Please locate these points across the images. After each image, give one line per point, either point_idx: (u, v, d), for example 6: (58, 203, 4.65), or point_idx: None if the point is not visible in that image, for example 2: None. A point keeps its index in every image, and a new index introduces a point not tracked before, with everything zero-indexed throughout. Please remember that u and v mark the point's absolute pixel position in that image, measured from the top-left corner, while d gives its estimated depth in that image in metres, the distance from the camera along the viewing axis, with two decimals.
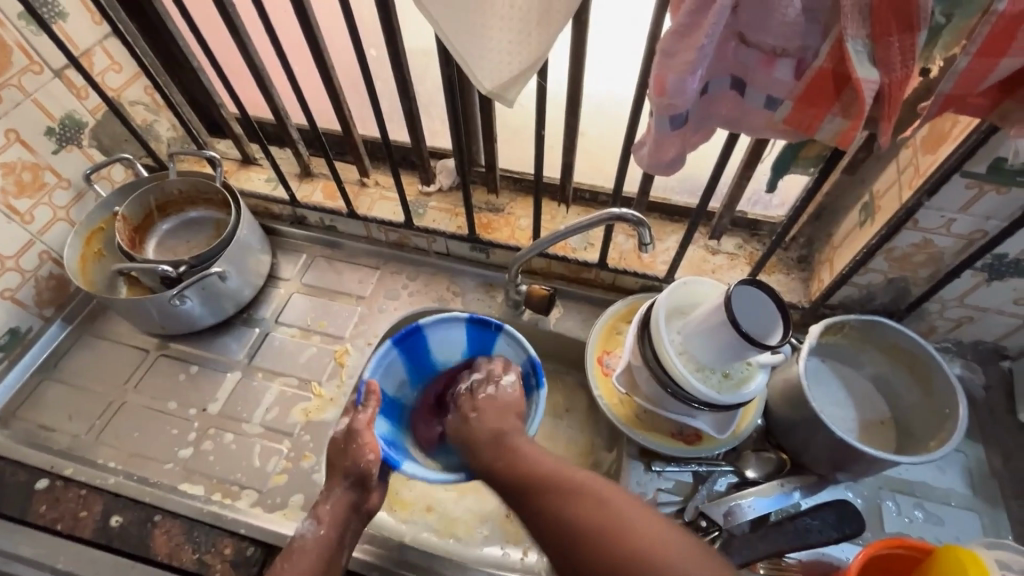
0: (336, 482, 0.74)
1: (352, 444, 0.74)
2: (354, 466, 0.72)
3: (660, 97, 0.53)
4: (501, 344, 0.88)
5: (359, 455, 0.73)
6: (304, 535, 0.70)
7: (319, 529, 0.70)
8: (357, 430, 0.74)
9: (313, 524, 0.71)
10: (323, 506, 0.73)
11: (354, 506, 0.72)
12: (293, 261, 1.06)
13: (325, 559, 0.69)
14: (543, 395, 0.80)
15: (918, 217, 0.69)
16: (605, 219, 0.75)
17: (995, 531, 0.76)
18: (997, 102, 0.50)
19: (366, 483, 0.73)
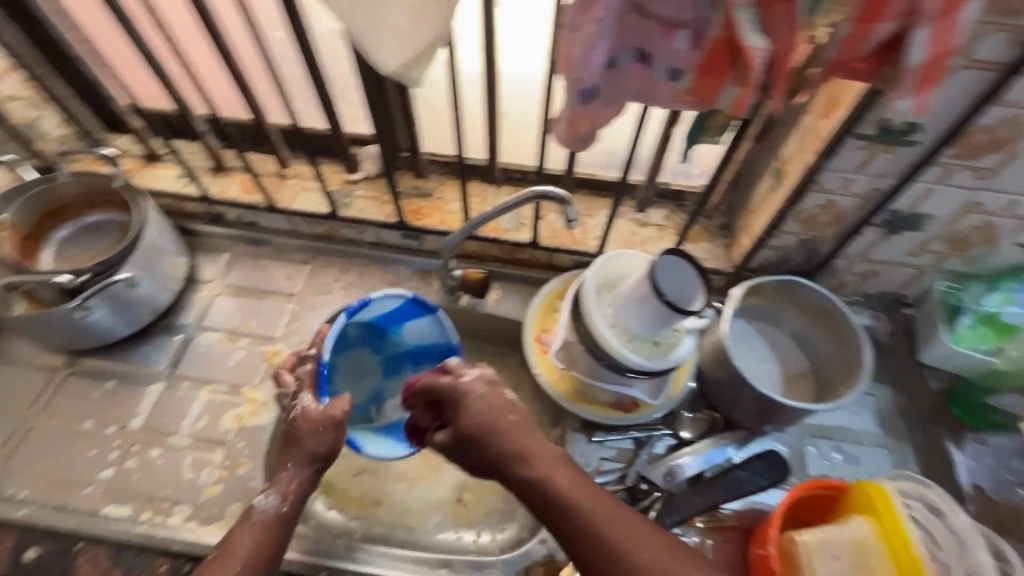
0: (299, 460, 0.70)
1: (333, 431, 0.70)
2: (326, 449, 0.70)
3: (568, 72, 0.54)
4: (427, 319, 0.87)
5: (328, 438, 0.70)
6: (267, 509, 0.67)
7: (284, 506, 0.68)
8: (338, 418, 0.70)
9: (278, 501, 0.68)
10: (287, 481, 0.69)
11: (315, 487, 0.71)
12: (214, 262, 1.00)
13: (278, 537, 0.67)
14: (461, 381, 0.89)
15: (822, 179, 0.72)
16: (531, 198, 0.75)
17: (902, 464, 0.83)
18: (877, 67, 0.53)
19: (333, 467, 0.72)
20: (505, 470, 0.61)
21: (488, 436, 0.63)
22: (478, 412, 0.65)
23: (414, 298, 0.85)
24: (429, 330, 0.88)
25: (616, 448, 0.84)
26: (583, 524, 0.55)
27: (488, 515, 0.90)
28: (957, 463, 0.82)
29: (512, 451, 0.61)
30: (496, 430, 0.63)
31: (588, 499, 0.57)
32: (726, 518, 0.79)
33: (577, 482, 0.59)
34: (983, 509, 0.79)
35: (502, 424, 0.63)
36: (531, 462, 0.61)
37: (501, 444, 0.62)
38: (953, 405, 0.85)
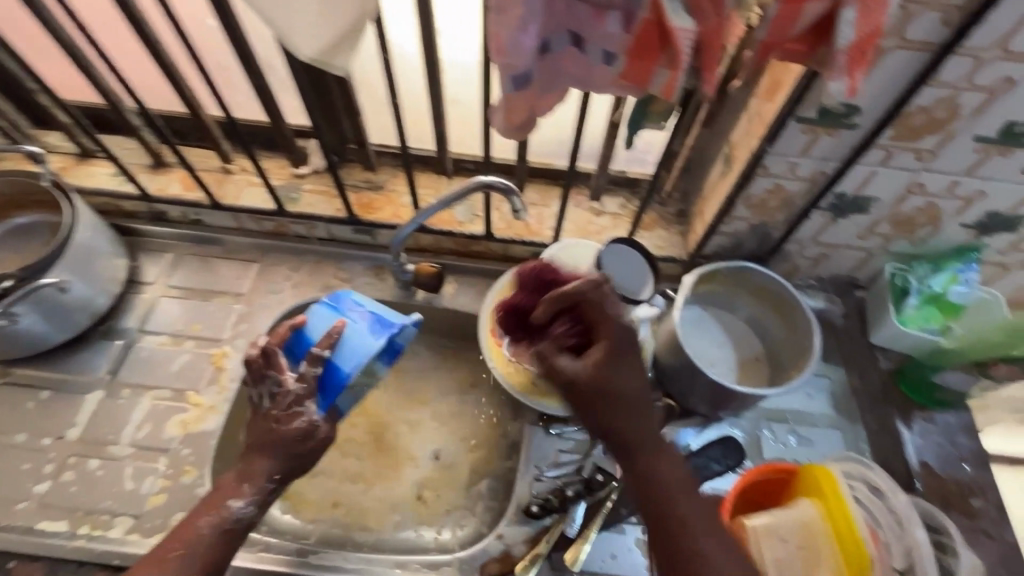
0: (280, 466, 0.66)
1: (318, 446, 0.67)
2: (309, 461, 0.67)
3: (499, 57, 0.52)
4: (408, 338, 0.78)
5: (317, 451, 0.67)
6: (243, 513, 0.64)
7: (259, 513, 0.65)
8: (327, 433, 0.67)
9: (255, 508, 0.65)
10: (266, 486, 0.65)
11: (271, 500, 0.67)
12: (157, 262, 0.96)
13: (230, 546, 0.64)
14: None
15: (767, 163, 0.72)
16: (476, 188, 0.73)
17: (855, 444, 0.84)
18: (811, 48, 0.53)
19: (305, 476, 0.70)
20: (626, 451, 0.57)
21: (625, 407, 0.56)
22: (626, 374, 0.57)
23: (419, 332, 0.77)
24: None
25: (573, 439, 0.83)
26: (688, 539, 0.54)
27: (448, 512, 0.88)
28: (906, 441, 0.83)
29: (645, 440, 0.57)
30: (635, 406, 0.57)
31: (702, 518, 0.55)
32: None
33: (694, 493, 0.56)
34: (930, 486, 0.80)
35: (641, 412, 0.57)
36: (657, 460, 0.56)
37: (636, 425, 0.57)
38: (902, 385, 0.87)
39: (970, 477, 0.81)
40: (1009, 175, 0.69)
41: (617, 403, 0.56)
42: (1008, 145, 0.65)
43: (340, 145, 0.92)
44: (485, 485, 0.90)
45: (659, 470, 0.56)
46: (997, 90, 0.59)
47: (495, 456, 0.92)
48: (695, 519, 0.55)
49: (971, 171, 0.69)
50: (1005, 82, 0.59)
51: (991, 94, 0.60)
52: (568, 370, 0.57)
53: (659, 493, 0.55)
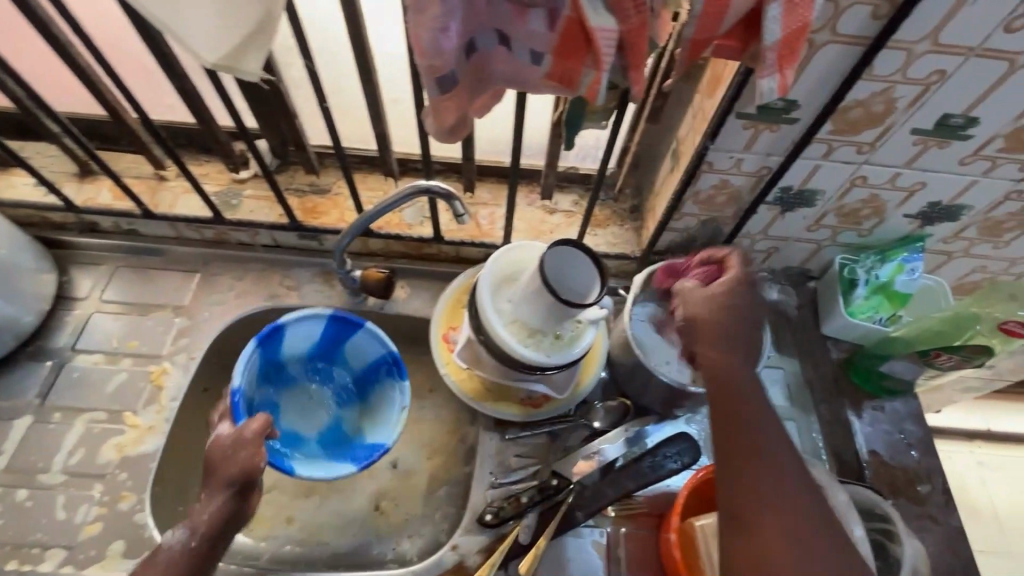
0: (216, 488, 0.63)
1: (241, 449, 0.65)
2: (241, 471, 0.63)
3: (420, 58, 0.49)
4: (353, 336, 0.84)
5: (246, 459, 0.64)
6: (174, 544, 0.60)
7: (191, 539, 0.60)
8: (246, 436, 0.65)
9: (187, 533, 0.61)
10: (201, 512, 0.62)
11: (238, 513, 0.63)
12: (90, 276, 0.91)
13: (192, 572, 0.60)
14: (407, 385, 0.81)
15: (711, 159, 0.71)
16: (414, 193, 0.70)
17: (810, 435, 0.85)
18: (744, 44, 0.51)
19: (248, 490, 0.64)
20: (727, 398, 0.58)
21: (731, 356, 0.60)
22: (729, 319, 0.61)
23: (334, 316, 0.83)
24: (366, 347, 0.84)
25: (529, 443, 0.82)
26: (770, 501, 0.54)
27: (407, 522, 0.86)
28: (856, 430, 0.84)
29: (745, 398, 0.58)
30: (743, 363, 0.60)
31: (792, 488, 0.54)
32: (638, 504, 0.78)
33: (792, 465, 0.56)
34: (879, 473, 0.82)
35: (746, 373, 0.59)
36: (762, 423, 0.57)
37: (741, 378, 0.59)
38: (853, 375, 0.87)
39: (918, 463, 0.82)
40: (947, 166, 0.69)
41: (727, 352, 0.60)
42: (945, 137, 0.65)
43: (281, 147, 0.88)
44: (444, 492, 0.89)
45: (748, 427, 0.57)
46: (930, 82, 0.59)
47: (454, 462, 0.90)
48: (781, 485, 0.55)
49: (911, 163, 0.70)
50: (938, 74, 0.58)
51: (925, 87, 0.60)
52: (695, 295, 0.63)
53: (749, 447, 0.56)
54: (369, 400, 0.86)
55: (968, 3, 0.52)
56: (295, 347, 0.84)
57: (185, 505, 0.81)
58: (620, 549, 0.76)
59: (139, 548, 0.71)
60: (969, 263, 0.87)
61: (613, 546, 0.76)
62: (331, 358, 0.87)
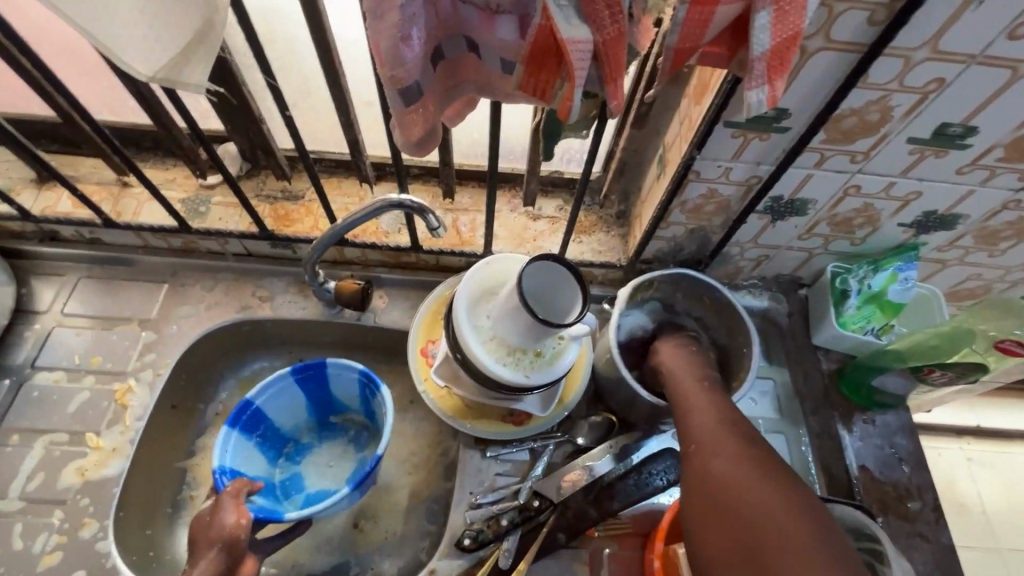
0: (201, 550, 0.65)
1: (220, 511, 0.67)
2: (223, 531, 0.65)
3: (381, 68, 0.45)
4: (333, 385, 0.83)
5: (228, 519, 0.66)
6: None
7: None
8: (225, 495, 0.68)
9: None
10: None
11: (226, 574, 0.64)
12: (51, 288, 0.86)
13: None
14: (385, 392, 0.77)
15: (698, 168, 0.68)
16: (385, 207, 0.66)
17: (798, 449, 0.83)
18: (731, 50, 0.48)
19: (237, 548, 0.66)
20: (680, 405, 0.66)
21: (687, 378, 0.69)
22: (683, 360, 0.72)
23: (297, 370, 0.80)
24: (346, 384, 0.82)
25: (510, 461, 0.79)
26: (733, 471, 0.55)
27: (385, 540, 0.84)
28: (846, 444, 0.82)
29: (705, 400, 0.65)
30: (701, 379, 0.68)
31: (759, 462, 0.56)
32: (622, 523, 0.76)
33: (747, 440, 0.59)
34: (869, 489, 0.80)
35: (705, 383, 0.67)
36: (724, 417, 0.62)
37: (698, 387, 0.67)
38: (843, 386, 0.85)
39: (908, 478, 0.81)
40: (944, 175, 0.66)
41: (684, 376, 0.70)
42: (942, 146, 0.62)
43: (250, 151, 0.84)
44: (423, 510, 0.86)
45: (705, 419, 0.62)
46: (929, 91, 0.56)
47: (434, 477, 0.88)
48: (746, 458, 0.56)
49: (906, 173, 0.67)
50: (936, 82, 0.55)
51: (923, 96, 0.56)
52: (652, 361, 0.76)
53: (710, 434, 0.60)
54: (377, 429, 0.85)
55: (971, 7, 0.48)
56: (291, 418, 0.84)
57: (152, 528, 0.78)
58: (602, 570, 0.74)
59: None
60: (963, 271, 0.85)
61: (595, 567, 0.74)
62: (329, 408, 0.87)
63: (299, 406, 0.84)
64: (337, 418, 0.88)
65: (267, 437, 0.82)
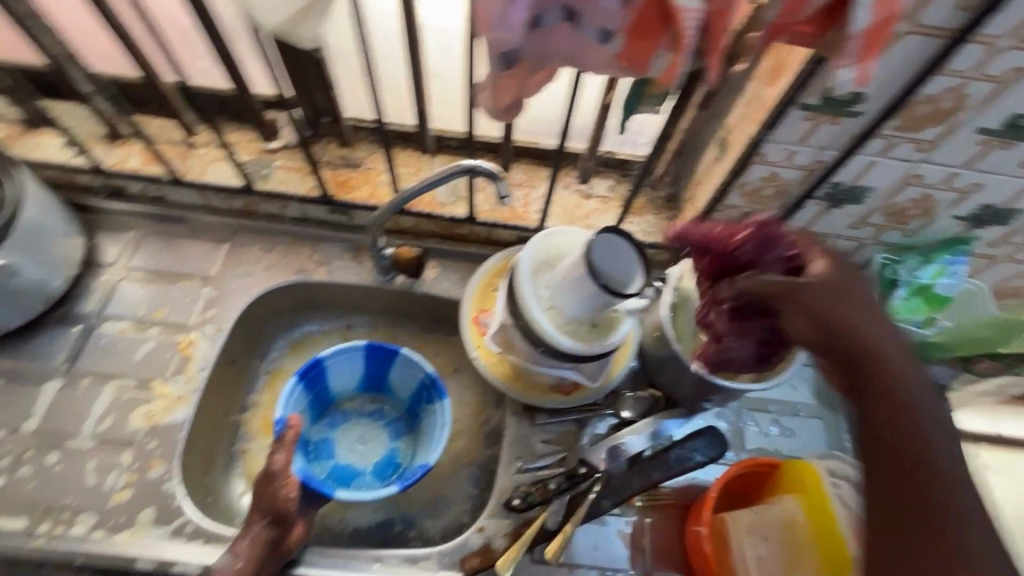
0: (253, 517, 0.67)
1: (271, 484, 0.67)
2: (274, 504, 0.66)
3: (485, 32, 0.47)
4: (394, 367, 0.86)
5: (280, 495, 0.67)
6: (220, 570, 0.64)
7: (236, 563, 0.64)
8: (274, 471, 0.68)
9: (230, 559, 0.64)
10: (241, 541, 0.66)
11: (275, 545, 0.66)
12: (116, 242, 0.89)
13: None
14: (446, 403, 0.80)
15: (764, 150, 0.69)
16: (457, 172, 0.68)
17: (835, 434, 0.84)
18: (823, 30, 0.49)
19: (287, 520, 0.67)
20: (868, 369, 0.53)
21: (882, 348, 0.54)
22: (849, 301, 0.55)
23: (370, 347, 0.83)
24: (408, 374, 0.85)
25: (555, 431, 0.82)
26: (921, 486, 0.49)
27: (428, 501, 0.87)
28: None
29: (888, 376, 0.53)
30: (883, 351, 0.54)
31: (955, 472, 0.49)
32: (664, 495, 0.78)
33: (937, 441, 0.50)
34: None
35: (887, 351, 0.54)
36: (914, 407, 0.51)
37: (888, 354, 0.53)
38: None
39: None
40: (1007, 168, 0.67)
41: (854, 334, 0.54)
42: (1010, 137, 0.63)
43: (312, 117, 0.85)
44: (466, 475, 0.88)
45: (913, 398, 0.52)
46: (1006, 80, 0.57)
47: (477, 444, 0.90)
48: (943, 472, 0.49)
49: (971, 164, 0.67)
50: (1015, 72, 0.56)
51: (1000, 85, 0.58)
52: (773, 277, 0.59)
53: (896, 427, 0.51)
54: (419, 425, 0.87)
55: None
56: (342, 385, 0.88)
57: (210, 476, 0.81)
58: (645, 539, 0.76)
59: (169, 516, 0.71)
60: (1010, 269, 0.86)
61: (638, 535, 0.76)
62: (381, 389, 0.90)
63: (354, 377, 0.87)
64: (381, 401, 0.90)
65: (318, 398, 0.86)
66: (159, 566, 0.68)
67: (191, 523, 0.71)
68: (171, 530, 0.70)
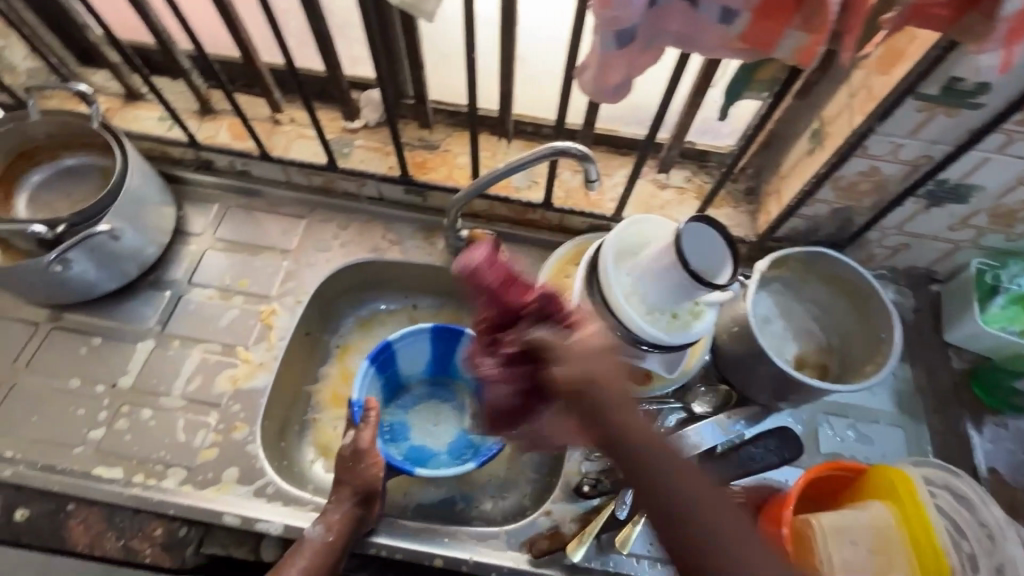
0: (344, 492, 0.70)
1: (360, 462, 0.73)
2: (365, 481, 0.71)
3: (602, 9, 0.46)
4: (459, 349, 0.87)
5: (368, 471, 0.72)
6: (314, 538, 0.67)
7: (329, 535, 0.67)
8: (363, 449, 0.73)
9: (323, 529, 0.68)
10: (331, 512, 0.69)
11: (363, 521, 0.69)
12: (203, 213, 0.93)
13: (327, 567, 0.66)
14: None
15: (868, 143, 0.66)
16: (547, 154, 0.68)
17: (919, 445, 0.81)
18: (959, 15, 0.47)
19: (374, 497, 0.71)
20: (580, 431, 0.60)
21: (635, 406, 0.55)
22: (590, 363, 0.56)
23: (437, 329, 0.85)
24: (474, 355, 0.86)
25: None
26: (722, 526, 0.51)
27: (490, 482, 0.87)
28: (975, 445, 0.80)
29: (621, 420, 0.53)
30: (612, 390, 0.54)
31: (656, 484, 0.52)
32: (735, 493, 0.76)
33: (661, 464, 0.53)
34: (997, 492, 0.77)
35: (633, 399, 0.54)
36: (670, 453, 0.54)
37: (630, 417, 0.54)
38: (976, 385, 0.83)
39: None
40: None
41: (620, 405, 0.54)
42: None
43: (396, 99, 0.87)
44: (529, 459, 0.88)
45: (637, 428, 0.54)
46: None
47: None
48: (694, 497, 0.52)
49: None
50: None
51: None
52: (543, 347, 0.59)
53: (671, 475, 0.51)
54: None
55: None
56: (412, 368, 0.89)
57: (285, 441, 0.84)
58: None
59: (251, 476, 0.74)
60: None
61: None
62: (447, 371, 0.91)
63: (422, 361, 0.88)
64: (448, 385, 0.91)
65: (388, 381, 0.87)
66: (243, 522, 0.71)
67: (272, 485, 0.74)
68: (254, 490, 0.74)
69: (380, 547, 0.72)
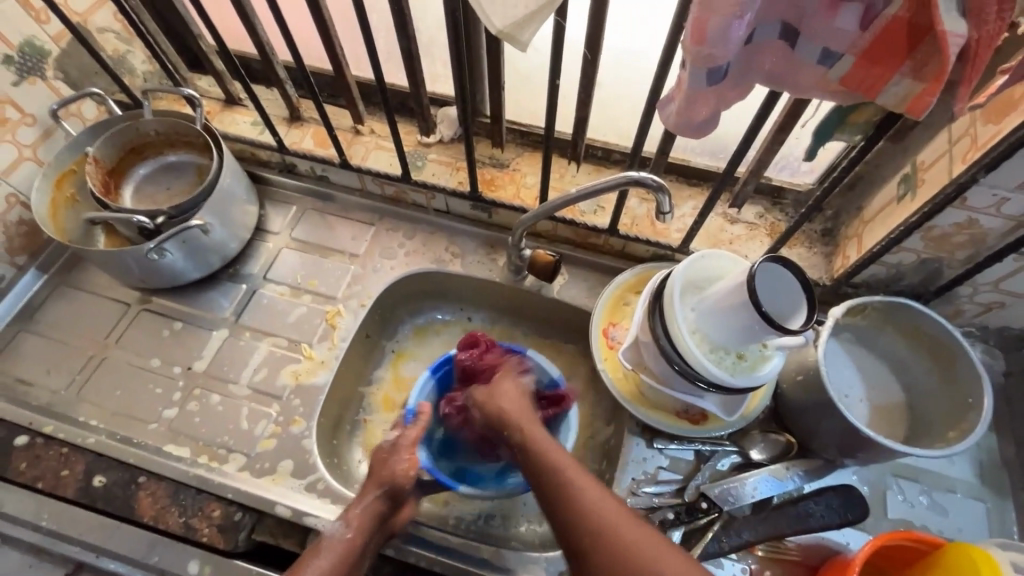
0: (369, 487, 0.71)
1: (393, 455, 0.73)
2: (392, 478, 0.71)
3: (698, 46, 0.45)
4: None
5: (401, 466, 0.72)
6: (333, 535, 0.66)
7: (348, 531, 0.66)
8: (403, 444, 0.75)
9: (342, 525, 0.67)
10: (353, 509, 0.68)
11: (384, 518, 0.69)
12: (282, 213, 0.98)
13: (349, 564, 0.65)
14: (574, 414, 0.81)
15: (968, 195, 0.62)
16: (621, 182, 0.67)
17: (1001, 522, 0.74)
18: None
19: (398, 497, 0.71)
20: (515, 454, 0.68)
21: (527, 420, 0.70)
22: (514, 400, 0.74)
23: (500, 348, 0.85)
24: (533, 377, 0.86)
25: (675, 457, 0.78)
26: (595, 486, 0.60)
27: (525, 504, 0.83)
28: None
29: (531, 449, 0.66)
30: (504, 404, 0.73)
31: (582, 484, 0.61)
32: (788, 550, 0.72)
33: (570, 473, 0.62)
34: None
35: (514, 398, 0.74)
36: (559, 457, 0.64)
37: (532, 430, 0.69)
38: None
39: None
40: None
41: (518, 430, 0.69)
42: None
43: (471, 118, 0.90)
44: None
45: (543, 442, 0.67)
46: None
47: (584, 458, 0.88)
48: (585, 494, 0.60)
49: None
50: None
51: None
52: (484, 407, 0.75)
53: (550, 464, 0.64)
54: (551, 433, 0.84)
55: None
56: None
57: (337, 440, 0.87)
58: None
59: (305, 470, 0.78)
60: None
61: None
62: None
63: None
64: None
65: None
66: (293, 514, 0.74)
67: (323, 481, 0.77)
68: (305, 484, 0.77)
69: (419, 554, 0.73)
